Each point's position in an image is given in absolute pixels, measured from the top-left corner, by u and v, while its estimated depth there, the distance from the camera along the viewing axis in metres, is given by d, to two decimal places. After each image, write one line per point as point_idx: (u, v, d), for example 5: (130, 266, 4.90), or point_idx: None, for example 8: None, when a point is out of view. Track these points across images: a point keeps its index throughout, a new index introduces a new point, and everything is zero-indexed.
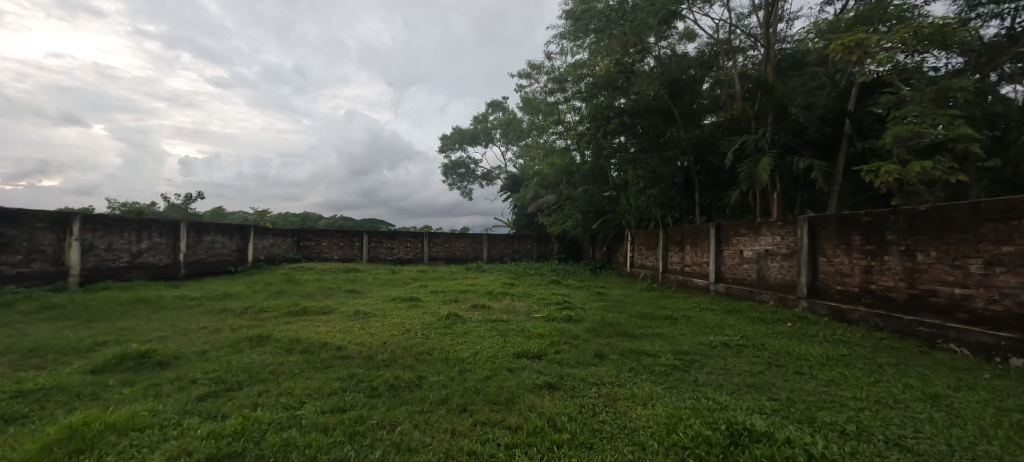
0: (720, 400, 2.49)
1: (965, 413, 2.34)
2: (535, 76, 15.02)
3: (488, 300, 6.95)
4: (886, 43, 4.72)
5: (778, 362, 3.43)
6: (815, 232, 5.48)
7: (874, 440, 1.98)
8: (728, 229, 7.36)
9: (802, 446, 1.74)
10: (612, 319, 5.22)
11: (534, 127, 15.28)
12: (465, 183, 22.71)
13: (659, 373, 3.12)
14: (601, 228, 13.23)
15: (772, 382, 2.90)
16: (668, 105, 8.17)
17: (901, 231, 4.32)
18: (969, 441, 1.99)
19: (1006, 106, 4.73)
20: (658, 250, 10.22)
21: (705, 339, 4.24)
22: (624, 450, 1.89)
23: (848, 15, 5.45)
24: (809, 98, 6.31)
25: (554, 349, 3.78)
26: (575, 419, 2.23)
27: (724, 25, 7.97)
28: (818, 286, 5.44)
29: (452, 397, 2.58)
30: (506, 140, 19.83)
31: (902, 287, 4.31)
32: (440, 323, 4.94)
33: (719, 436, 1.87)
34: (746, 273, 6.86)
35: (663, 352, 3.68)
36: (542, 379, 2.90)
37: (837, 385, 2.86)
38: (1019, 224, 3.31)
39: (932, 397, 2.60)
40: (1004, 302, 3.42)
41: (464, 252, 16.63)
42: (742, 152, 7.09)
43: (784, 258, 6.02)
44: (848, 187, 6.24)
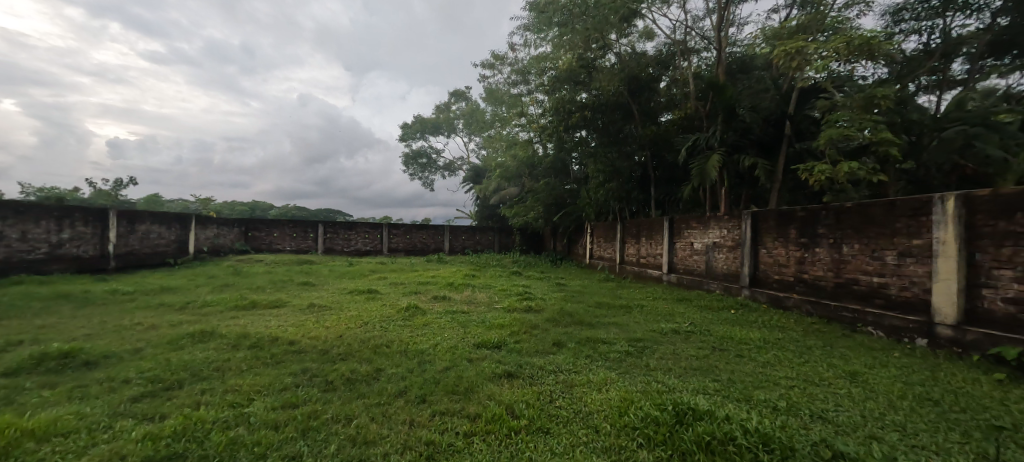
0: (669, 383, 2.64)
1: (879, 388, 2.62)
2: (498, 67, 14.95)
3: (450, 291, 6.92)
4: (822, 51, 5.08)
5: (721, 346, 3.68)
6: (757, 227, 5.87)
7: (801, 414, 2.19)
8: (680, 222, 7.72)
9: (739, 422, 1.89)
10: (571, 308, 5.37)
11: (497, 118, 15.20)
12: (426, 173, 22.29)
13: (614, 359, 3.26)
14: (562, 221, 13.46)
15: (716, 365, 3.10)
16: (627, 101, 8.40)
17: (831, 225, 4.72)
18: (879, 411, 2.24)
19: (920, 114, 5.26)
20: (615, 242, 10.55)
21: (657, 326, 4.46)
22: (580, 433, 1.97)
23: (792, 23, 5.83)
24: (755, 100, 6.70)
25: (514, 338, 3.83)
26: (532, 406, 2.29)
27: (680, 26, 8.26)
28: (758, 276, 5.84)
29: (410, 388, 2.57)
30: (469, 130, 19.61)
31: (830, 276, 4.72)
32: (399, 315, 4.84)
33: (666, 416, 1.98)
34: (696, 265, 7.23)
35: (618, 340, 3.83)
36: (501, 368, 2.94)
37: (773, 366, 3.11)
38: (927, 220, 3.72)
39: (851, 374, 2.89)
40: (913, 289, 3.83)
41: (425, 243, 16.36)
42: (694, 149, 7.43)
43: (730, 250, 6.40)
44: (787, 185, 6.71)
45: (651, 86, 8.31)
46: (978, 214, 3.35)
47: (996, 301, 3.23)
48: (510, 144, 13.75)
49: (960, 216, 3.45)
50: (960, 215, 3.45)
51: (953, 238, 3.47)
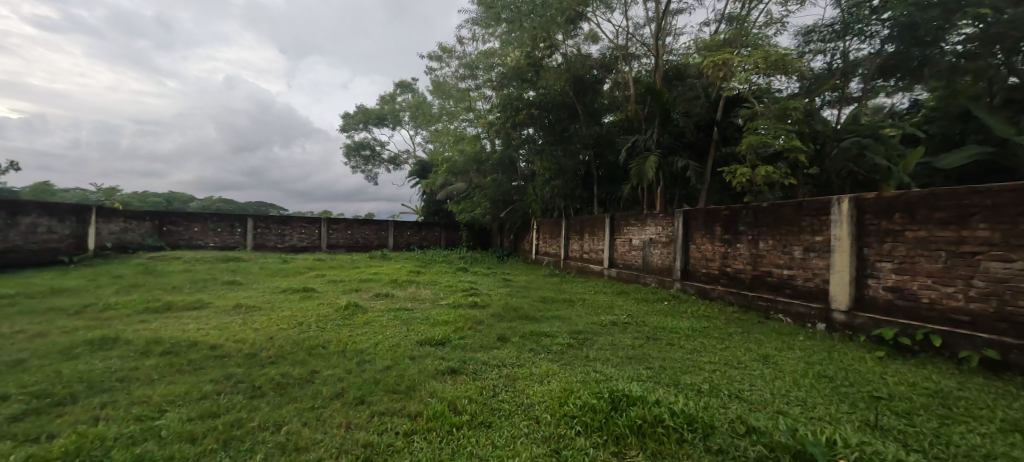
0: (607, 372, 2.77)
1: (786, 368, 2.94)
2: (446, 60, 14.67)
3: (393, 289, 6.71)
4: (745, 64, 5.55)
5: (655, 336, 3.92)
6: (688, 224, 6.29)
7: (721, 395, 2.39)
8: (620, 219, 8.07)
9: (667, 405, 2.03)
10: (517, 303, 5.43)
11: (444, 112, 14.93)
12: (369, 166, 21.38)
13: (556, 352, 3.35)
14: (509, 217, 13.55)
15: (649, 353, 3.30)
16: (572, 101, 8.62)
17: (750, 223, 5.18)
18: (786, 389, 2.51)
19: (824, 125, 5.92)
20: (560, 238, 10.83)
21: (597, 319, 4.65)
22: (520, 425, 2.01)
23: (720, 36, 6.30)
24: (688, 106, 7.16)
25: (458, 335, 3.80)
26: (475, 401, 2.30)
27: (623, 32, 8.61)
28: (689, 269, 6.28)
29: (348, 390, 2.46)
30: (415, 123, 19.07)
31: (748, 269, 5.18)
32: (338, 314, 4.61)
33: (603, 404, 2.07)
34: (634, 259, 7.62)
35: (560, 333, 3.95)
36: (444, 365, 2.91)
37: (700, 352, 3.37)
38: (827, 219, 4.20)
39: (764, 357, 3.21)
40: (815, 280, 4.32)
41: (367, 239, 15.70)
42: (633, 150, 7.79)
43: (664, 246, 6.82)
44: (714, 186, 7.25)
45: (595, 87, 8.59)
46: (866, 214, 3.84)
47: (880, 289, 3.73)
48: (458, 139, 13.59)
49: (853, 215, 3.94)
50: (852, 215, 3.95)
51: (847, 235, 3.95)
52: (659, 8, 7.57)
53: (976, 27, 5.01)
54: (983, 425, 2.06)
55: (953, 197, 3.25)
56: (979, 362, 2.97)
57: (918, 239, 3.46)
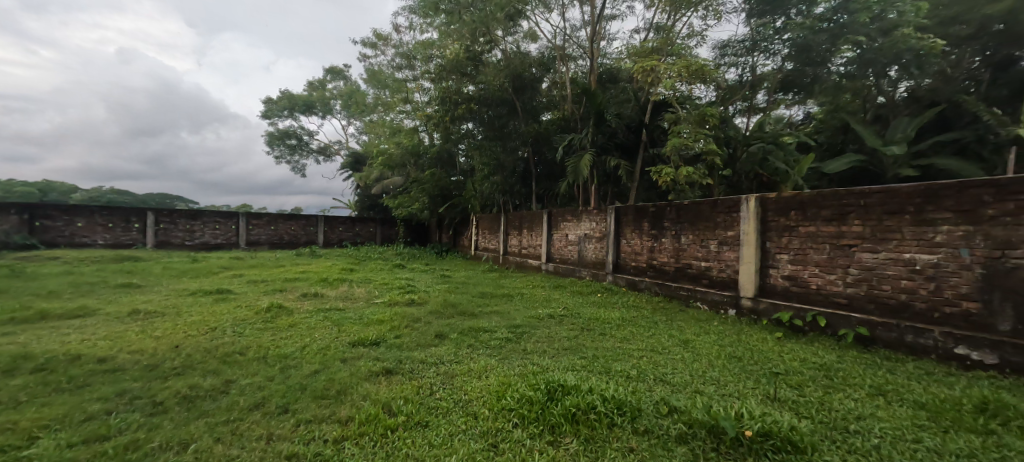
0: (543, 364, 2.84)
1: (704, 351, 3.22)
2: (381, 48, 14.03)
3: (323, 288, 6.31)
4: (670, 72, 5.95)
5: (589, 327, 4.09)
6: (619, 220, 6.63)
7: (647, 379, 2.56)
8: (557, 215, 8.30)
9: (599, 392, 2.13)
10: (455, 299, 5.38)
11: (379, 102, 14.29)
12: (295, 156, 19.88)
13: (494, 346, 3.37)
14: (448, 212, 13.36)
15: (583, 343, 3.44)
16: (511, 98, 8.66)
17: (673, 219, 5.59)
18: (703, 370, 2.75)
19: (736, 131, 6.54)
20: (499, 233, 10.90)
21: (535, 312, 4.75)
22: (458, 422, 2.00)
23: (649, 44, 6.68)
24: (620, 108, 7.52)
25: (394, 334, 3.67)
26: (411, 401, 2.24)
27: (560, 33, 8.75)
28: (620, 263, 6.63)
29: (269, 399, 2.28)
30: (347, 112, 18.05)
31: (672, 262, 5.59)
32: (259, 317, 4.24)
33: (539, 395, 2.12)
34: (570, 254, 7.89)
35: (499, 327, 3.98)
36: (378, 366, 2.80)
37: (629, 340, 3.57)
38: (737, 216, 4.66)
39: (684, 342, 3.49)
40: (727, 271, 4.77)
41: (293, 236, 14.62)
42: (570, 148, 8.04)
43: (598, 240, 7.14)
44: (643, 184, 7.72)
45: (534, 85, 8.71)
46: (769, 211, 4.33)
47: (779, 278, 4.22)
48: (394, 131, 13.11)
49: (758, 212, 4.41)
50: (757, 213, 4.41)
51: (753, 230, 4.41)
52: (594, 13, 7.83)
53: (855, 52, 5.82)
54: (856, 391, 2.42)
55: (835, 197, 3.75)
56: (853, 339, 3.47)
57: (809, 233, 3.95)
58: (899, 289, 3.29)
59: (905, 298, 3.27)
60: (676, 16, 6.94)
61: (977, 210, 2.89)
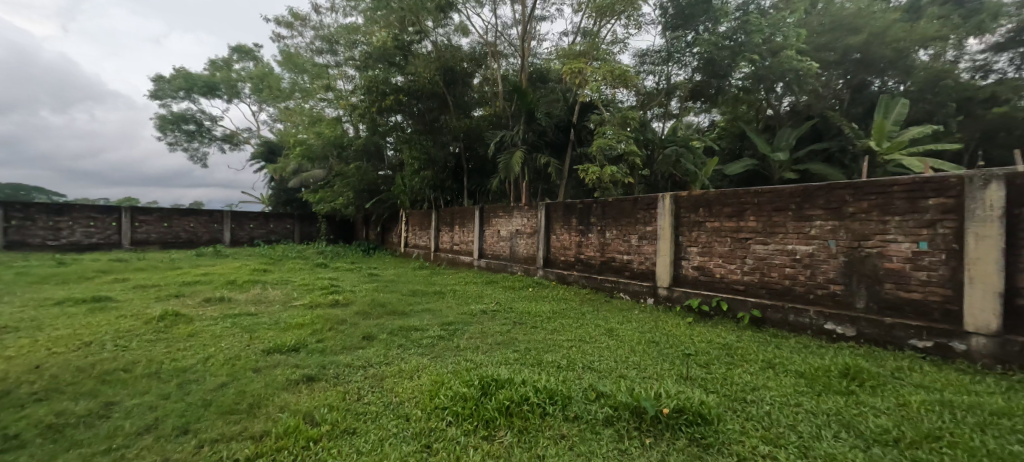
0: (477, 360, 2.83)
1: (626, 338, 3.44)
2: (298, 29, 12.95)
3: (231, 291, 5.70)
4: (596, 75, 6.26)
5: (521, 321, 4.17)
6: (549, 216, 6.83)
7: (577, 368, 2.67)
8: (489, 211, 8.32)
9: (531, 384, 2.17)
10: (383, 299, 5.16)
11: (296, 88, 13.21)
12: (194, 143, 17.65)
13: (427, 345, 3.30)
14: (375, 208, 12.75)
15: (516, 337, 3.49)
16: (442, 91, 8.50)
17: (599, 215, 5.88)
18: (626, 356, 2.94)
19: (654, 134, 7.04)
20: (430, 230, 10.67)
21: (467, 308, 4.73)
22: (389, 426, 1.92)
23: (577, 48, 6.97)
24: (549, 107, 7.73)
25: (316, 338, 3.43)
26: (336, 408, 2.11)
27: (492, 29, 8.83)
28: (549, 258, 6.84)
29: (165, 420, 2.00)
30: (258, 97, 16.40)
31: (598, 255, 5.89)
32: (150, 327, 3.71)
33: (473, 391, 2.11)
34: (502, 250, 7.97)
35: (431, 325, 3.90)
36: (298, 373, 2.60)
37: (559, 331, 3.71)
38: (655, 212, 5.05)
39: (609, 331, 3.70)
40: (646, 263, 5.15)
41: (193, 233, 13.00)
42: (501, 145, 8.10)
43: (529, 236, 7.29)
44: (571, 182, 8.03)
45: (465, 80, 8.63)
46: (681, 208, 4.74)
47: (690, 268, 4.65)
48: (314, 120, 12.21)
49: (672, 209, 4.81)
50: (672, 209, 4.81)
51: (668, 226, 4.80)
52: (524, 12, 7.96)
53: (750, 69, 6.59)
54: (752, 366, 2.75)
55: (735, 196, 4.21)
56: (749, 320, 3.93)
57: (714, 228, 4.39)
58: (785, 276, 3.80)
59: (788, 283, 3.78)
60: (601, 22, 7.29)
61: (841, 207, 3.42)
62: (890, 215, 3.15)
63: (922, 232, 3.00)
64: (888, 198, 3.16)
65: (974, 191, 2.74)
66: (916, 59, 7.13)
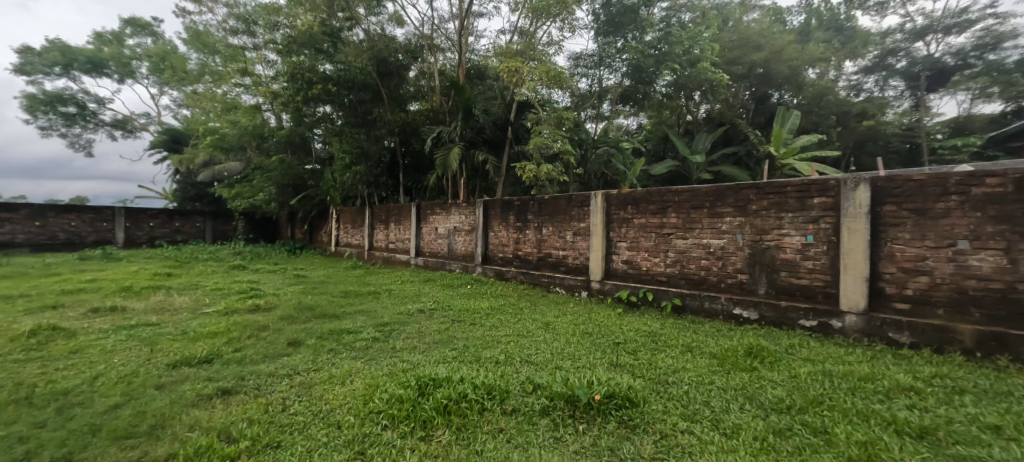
0: (414, 360, 2.78)
1: (562, 331, 3.57)
2: (208, 4, 11.64)
3: (127, 299, 5.02)
4: (532, 75, 6.39)
5: (459, 318, 4.15)
6: (487, 213, 6.85)
7: (514, 362, 2.72)
8: (426, 208, 8.14)
9: (469, 381, 2.18)
10: (311, 302, 4.84)
11: (206, 71, 11.88)
12: (75, 127, 15.19)
13: (360, 348, 3.17)
14: (302, 204, 11.91)
15: (454, 335, 3.48)
16: (375, 82, 8.15)
17: (535, 212, 6.02)
18: (561, 348, 3.05)
19: (587, 135, 7.33)
20: (363, 228, 10.20)
21: (403, 308, 4.61)
22: (318, 435, 1.83)
23: (515, 47, 7.05)
24: (487, 105, 7.73)
25: (233, 347, 3.15)
26: (258, 421, 1.96)
27: (428, 22, 8.62)
28: (488, 255, 6.87)
29: (39, 452, 1.72)
30: (159, 78, 14.51)
31: (534, 251, 6.03)
32: (19, 345, 3.16)
33: (410, 392, 2.07)
34: (440, 247, 7.86)
35: (364, 327, 3.74)
36: (211, 387, 2.36)
37: (497, 328, 3.75)
38: (588, 210, 5.28)
39: (546, 324, 3.81)
40: (580, 258, 5.37)
41: (76, 233, 11.22)
42: (439, 140, 7.97)
43: (467, 233, 7.26)
44: (509, 180, 8.11)
45: (400, 73, 8.36)
46: (611, 206, 5.01)
47: (620, 262, 4.93)
48: (228, 108, 11.08)
49: (603, 206, 5.07)
50: (603, 207, 5.06)
51: (600, 222, 5.05)
52: (461, 7, 7.87)
53: (673, 78, 7.14)
54: (673, 351, 3.00)
55: (658, 194, 4.54)
56: (670, 308, 4.27)
57: (641, 224, 4.70)
58: (701, 267, 4.18)
59: (704, 274, 4.16)
60: (537, 23, 7.43)
61: (746, 205, 3.84)
62: (785, 212, 3.60)
63: (809, 226, 3.46)
64: (783, 197, 3.60)
65: (847, 192, 3.22)
66: (806, 76, 8.20)
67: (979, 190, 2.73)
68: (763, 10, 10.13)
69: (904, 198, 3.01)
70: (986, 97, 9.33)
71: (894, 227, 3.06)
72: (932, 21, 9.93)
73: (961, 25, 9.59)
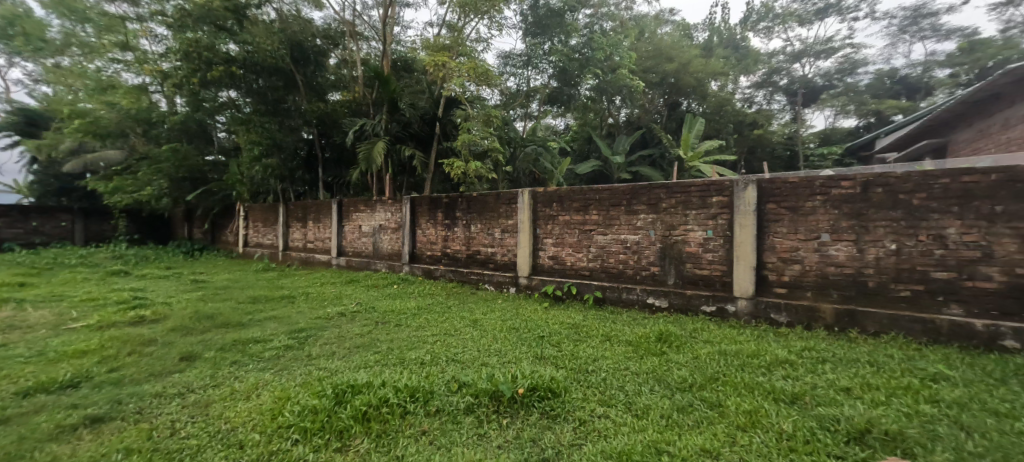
0: (331, 367, 2.61)
1: (490, 328, 3.59)
2: None
3: None
4: (460, 70, 6.32)
5: (383, 320, 3.98)
6: (414, 210, 6.66)
7: (441, 361, 2.69)
8: (347, 205, 7.69)
9: (391, 385, 2.11)
10: (211, 310, 4.31)
11: (73, 41, 10.05)
12: None
13: (270, 357, 2.91)
14: (201, 200, 10.61)
15: (378, 338, 3.33)
16: (289, 68, 7.50)
17: (464, 210, 5.97)
18: (488, 345, 3.06)
19: (515, 133, 7.43)
20: (276, 226, 9.36)
21: (321, 312, 4.31)
22: (215, 459, 1.64)
23: (442, 40, 6.91)
24: (414, 98, 7.50)
25: (108, 366, 2.71)
26: (138, 450, 1.71)
27: (349, 7, 8.12)
28: (415, 253, 6.68)
29: None
30: (6, 46, 11.97)
31: (463, 249, 5.99)
32: None
33: (325, 401, 1.94)
34: (364, 246, 7.48)
35: (275, 335, 3.44)
36: (75, 416, 2.01)
37: (424, 328, 3.66)
38: (515, 207, 5.36)
39: (474, 322, 3.81)
40: (508, 255, 5.44)
41: None
42: (361, 133, 7.56)
43: (393, 231, 7.00)
44: (437, 177, 7.95)
45: (318, 60, 7.79)
46: (538, 203, 5.14)
47: (546, 258, 5.09)
48: (103, 87, 9.49)
49: (530, 203, 5.18)
50: (530, 204, 5.18)
51: (527, 219, 5.17)
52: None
53: (595, 82, 7.70)
54: (593, 340, 3.17)
55: (581, 193, 4.75)
56: (592, 300, 4.50)
57: (565, 221, 4.89)
58: (619, 261, 4.46)
59: (622, 267, 4.44)
60: (465, 18, 7.32)
61: (658, 203, 4.17)
62: (689, 209, 3.97)
63: (709, 223, 3.86)
64: (688, 196, 3.97)
65: (739, 192, 3.65)
66: (709, 88, 9.11)
67: (836, 192, 3.26)
68: (674, 24, 11.07)
69: (782, 198, 3.48)
70: (845, 114, 11.16)
71: (775, 223, 3.53)
72: (805, 47, 11.64)
73: (827, 51, 11.36)
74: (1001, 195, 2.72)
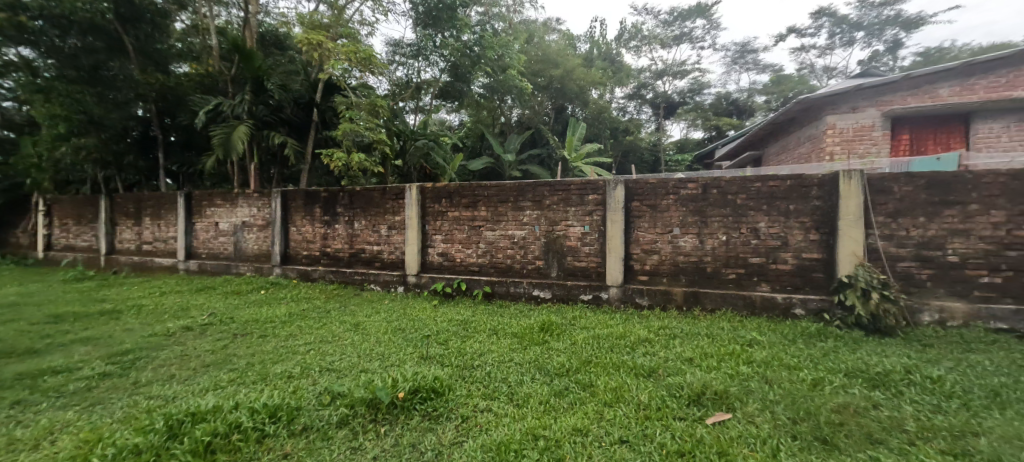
0: (167, 394, 2.17)
1: (373, 331, 3.37)
2: None
3: None
4: (340, 53, 5.80)
5: (244, 331, 3.46)
6: (286, 205, 5.93)
7: (312, 373, 2.43)
8: (199, 198, 6.52)
9: (246, 407, 1.83)
10: None
11: None
12: None
13: (76, 391, 2.30)
14: None
15: (234, 354, 2.87)
16: (112, 26, 6.02)
17: (346, 205, 5.52)
18: (370, 349, 2.88)
19: (404, 125, 7.10)
20: (96, 224, 7.50)
21: (160, 328, 3.57)
22: None
23: (319, 18, 6.25)
24: (285, 79, 6.66)
25: None
26: None
27: None
28: (288, 253, 5.97)
29: None
30: None
31: (346, 248, 5.54)
32: None
33: (154, 437, 1.59)
34: (222, 246, 6.43)
35: (87, 362, 2.74)
36: None
37: (295, 336, 3.28)
38: (403, 203, 5.14)
39: (355, 325, 3.55)
40: (396, 253, 5.19)
41: None
42: (216, 114, 6.45)
43: (259, 229, 6.14)
44: (315, 168, 7.20)
45: (156, 21, 6.40)
46: (427, 199, 5.00)
47: (435, 255, 4.98)
48: None
49: (419, 199, 5.01)
50: (418, 200, 5.01)
51: (415, 215, 4.99)
52: None
53: (487, 80, 7.90)
54: (481, 335, 3.20)
55: (470, 189, 4.76)
56: (482, 296, 4.56)
57: (454, 217, 4.85)
58: (507, 256, 4.58)
59: (509, 262, 4.58)
60: None
61: (542, 200, 4.39)
62: (569, 206, 4.26)
63: (585, 218, 4.19)
64: (568, 194, 4.26)
65: (611, 191, 4.03)
66: (590, 95, 9.89)
67: (685, 192, 3.81)
68: (560, 33, 11.80)
69: (645, 197, 3.95)
70: (695, 127, 13.18)
71: (639, 219, 3.99)
72: (666, 67, 13.42)
73: (682, 73, 13.27)
74: (794, 196, 3.47)
